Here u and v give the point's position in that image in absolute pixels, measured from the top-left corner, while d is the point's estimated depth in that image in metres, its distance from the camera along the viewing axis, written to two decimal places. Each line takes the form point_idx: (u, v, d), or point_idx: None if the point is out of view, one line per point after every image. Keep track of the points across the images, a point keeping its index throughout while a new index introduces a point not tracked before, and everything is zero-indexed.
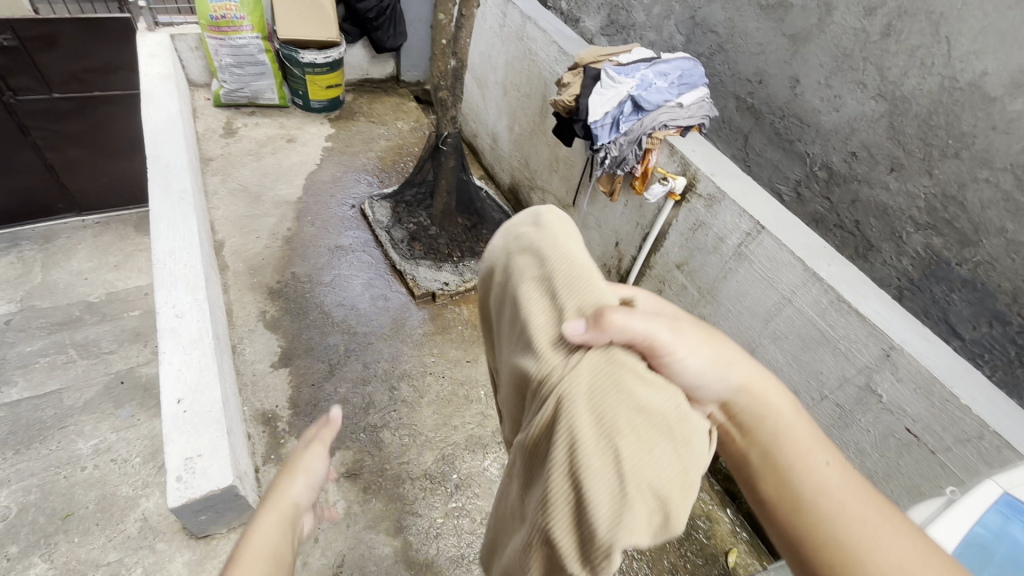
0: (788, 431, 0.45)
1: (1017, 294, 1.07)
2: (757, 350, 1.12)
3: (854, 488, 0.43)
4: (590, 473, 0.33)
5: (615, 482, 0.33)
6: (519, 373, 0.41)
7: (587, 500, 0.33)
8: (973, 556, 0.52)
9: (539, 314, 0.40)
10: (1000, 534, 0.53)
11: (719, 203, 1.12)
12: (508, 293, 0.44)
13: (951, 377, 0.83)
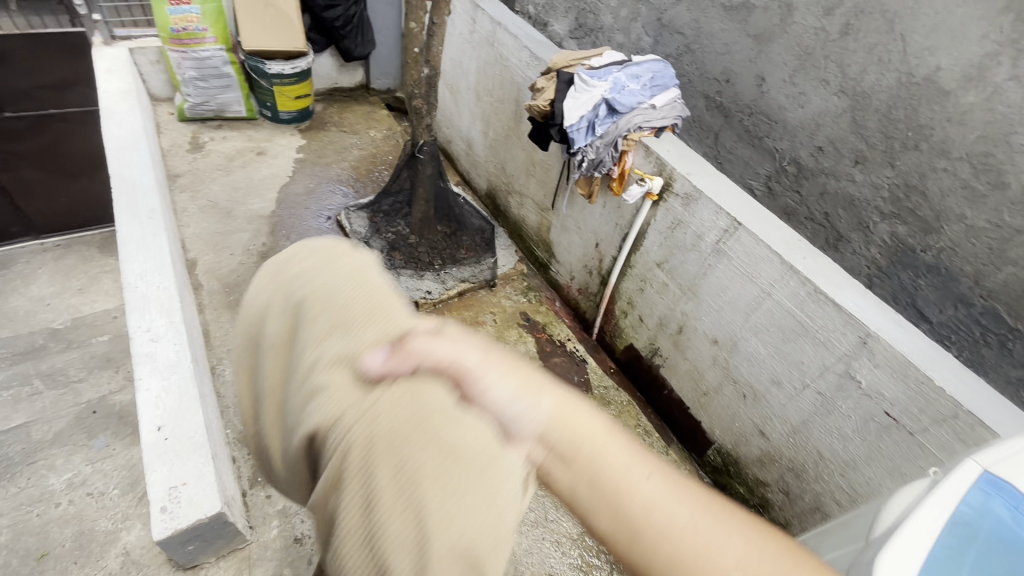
0: (605, 450, 0.41)
1: (978, 277, 1.12)
2: (738, 344, 1.14)
3: (688, 504, 0.39)
4: (401, 519, 0.38)
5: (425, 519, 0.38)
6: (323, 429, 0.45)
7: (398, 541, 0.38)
8: (960, 536, 0.54)
9: (338, 357, 0.47)
10: (983, 511, 0.55)
11: (696, 201, 1.14)
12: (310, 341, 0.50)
13: (925, 360, 0.87)
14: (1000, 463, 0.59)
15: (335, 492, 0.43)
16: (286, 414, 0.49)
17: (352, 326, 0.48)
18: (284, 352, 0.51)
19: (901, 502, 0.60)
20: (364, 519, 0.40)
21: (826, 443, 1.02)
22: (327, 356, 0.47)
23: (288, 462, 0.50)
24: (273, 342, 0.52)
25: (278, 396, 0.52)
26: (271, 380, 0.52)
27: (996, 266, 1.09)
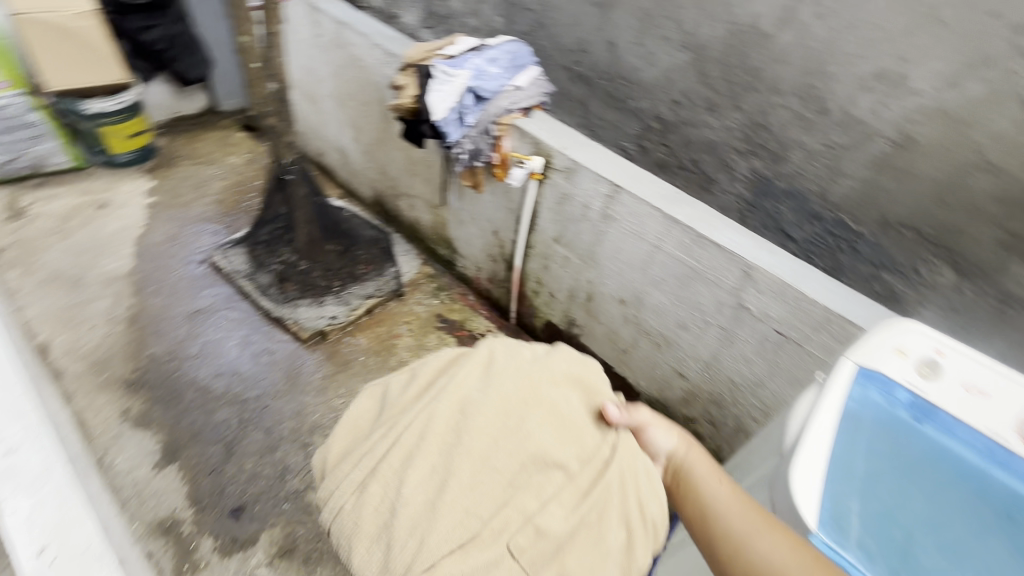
0: (700, 470, 0.62)
1: (823, 193, 1.27)
2: (643, 299, 1.21)
3: (745, 507, 0.55)
4: (625, 527, 0.57)
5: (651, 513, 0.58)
6: (554, 446, 0.61)
7: (633, 533, 0.57)
8: (851, 430, 0.62)
9: (570, 411, 0.64)
10: (863, 402, 0.64)
11: (577, 173, 1.17)
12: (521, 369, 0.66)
13: (797, 278, 0.97)
14: (868, 353, 0.67)
15: (559, 504, 0.58)
16: (500, 433, 0.61)
17: (575, 381, 0.66)
18: (509, 386, 0.64)
19: (797, 411, 0.66)
20: (589, 527, 0.57)
21: (734, 369, 1.12)
22: (560, 404, 0.64)
23: (470, 473, 0.60)
24: (499, 369, 0.66)
25: (480, 416, 0.62)
26: (476, 399, 0.63)
27: (833, 180, 1.24)
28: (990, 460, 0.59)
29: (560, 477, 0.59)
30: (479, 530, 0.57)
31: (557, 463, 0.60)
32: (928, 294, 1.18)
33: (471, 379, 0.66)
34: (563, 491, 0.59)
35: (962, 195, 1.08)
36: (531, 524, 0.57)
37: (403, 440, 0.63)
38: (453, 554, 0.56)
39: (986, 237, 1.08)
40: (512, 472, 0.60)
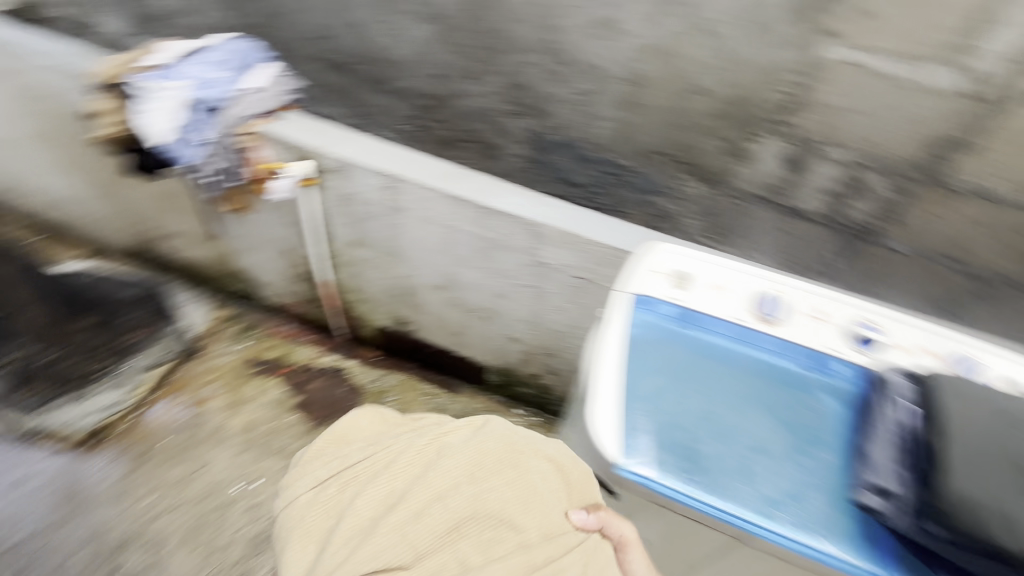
0: None
1: (591, 137, 1.38)
2: (456, 280, 1.20)
3: None
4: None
5: None
6: (521, 505, 0.57)
7: None
8: (632, 356, 0.67)
9: (549, 487, 0.60)
10: (639, 327, 0.70)
11: (348, 171, 1.09)
12: (512, 437, 0.63)
13: (580, 224, 1.02)
14: (634, 282, 0.73)
15: (504, 565, 0.52)
16: (465, 479, 0.58)
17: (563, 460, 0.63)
18: (498, 443, 0.62)
19: (588, 353, 0.70)
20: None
21: (554, 321, 1.18)
22: (535, 478, 0.60)
23: (422, 503, 0.56)
24: (492, 430, 0.63)
25: (455, 461, 0.60)
26: (455, 447, 0.61)
27: (593, 123, 1.35)
28: (740, 342, 0.69)
29: (514, 539, 0.54)
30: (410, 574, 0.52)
31: (515, 525, 0.55)
32: (688, 207, 1.38)
33: (461, 432, 0.63)
34: (513, 556, 0.53)
35: (688, 117, 1.26)
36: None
37: (378, 458, 0.61)
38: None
39: (710, 148, 1.29)
40: (463, 517, 0.55)
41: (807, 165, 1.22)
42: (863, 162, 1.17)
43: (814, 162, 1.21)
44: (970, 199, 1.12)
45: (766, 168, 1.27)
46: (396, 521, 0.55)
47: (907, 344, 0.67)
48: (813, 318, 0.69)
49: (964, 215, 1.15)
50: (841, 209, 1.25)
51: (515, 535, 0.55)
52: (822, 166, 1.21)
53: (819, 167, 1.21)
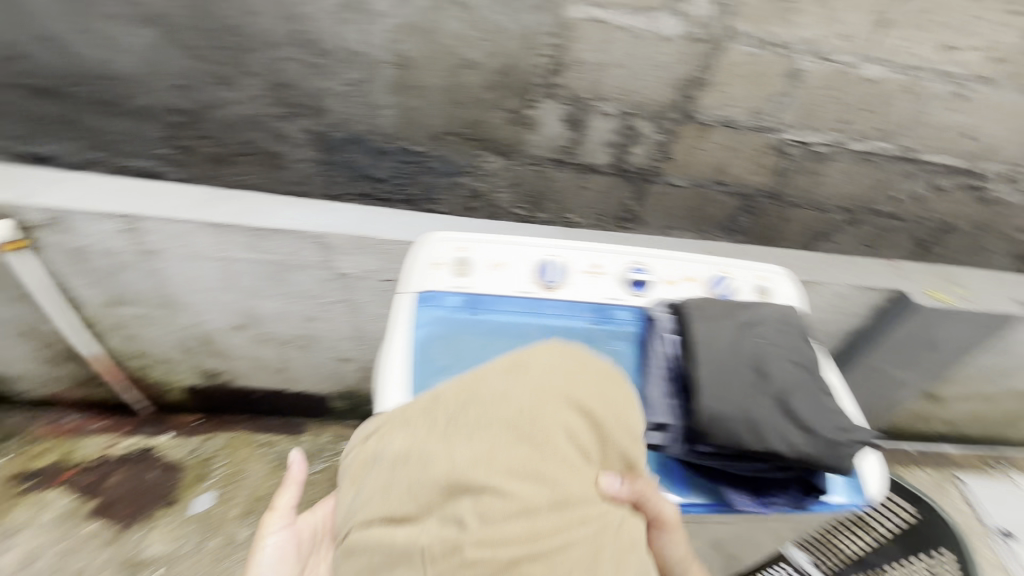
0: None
1: (377, 128, 1.30)
2: (256, 313, 1.06)
3: None
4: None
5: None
6: (528, 469, 0.44)
7: None
8: (422, 358, 0.63)
9: (581, 444, 0.48)
10: (426, 325, 0.66)
11: (68, 221, 0.88)
12: (543, 389, 0.49)
13: (370, 225, 0.94)
14: (414, 278, 0.69)
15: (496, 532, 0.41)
16: (477, 430, 0.46)
17: (599, 413, 0.50)
18: (534, 388, 0.50)
19: (380, 366, 0.65)
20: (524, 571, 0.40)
21: (378, 329, 1.11)
22: (561, 436, 0.47)
23: (432, 451, 0.46)
24: (528, 372, 0.50)
25: (477, 413, 0.49)
26: (480, 393, 0.50)
27: (374, 114, 1.27)
28: (529, 312, 0.69)
29: (510, 503, 0.42)
30: (405, 531, 0.43)
31: (516, 483, 0.43)
32: (494, 180, 1.41)
33: (497, 378, 0.51)
34: (515, 520, 0.41)
35: (465, 92, 1.23)
36: (454, 555, 0.40)
37: (408, 409, 0.53)
38: (371, 551, 0.44)
39: (496, 120, 1.29)
40: (465, 474, 0.43)
41: (585, 121, 1.28)
42: (630, 110, 1.26)
43: (590, 117, 1.27)
44: (719, 128, 1.27)
45: (553, 130, 1.30)
46: (402, 474, 0.46)
47: (671, 278, 0.73)
48: (590, 273, 0.72)
49: (718, 142, 1.30)
50: (623, 157, 1.35)
51: (527, 494, 0.42)
52: (598, 119, 1.28)
53: (595, 121, 1.28)
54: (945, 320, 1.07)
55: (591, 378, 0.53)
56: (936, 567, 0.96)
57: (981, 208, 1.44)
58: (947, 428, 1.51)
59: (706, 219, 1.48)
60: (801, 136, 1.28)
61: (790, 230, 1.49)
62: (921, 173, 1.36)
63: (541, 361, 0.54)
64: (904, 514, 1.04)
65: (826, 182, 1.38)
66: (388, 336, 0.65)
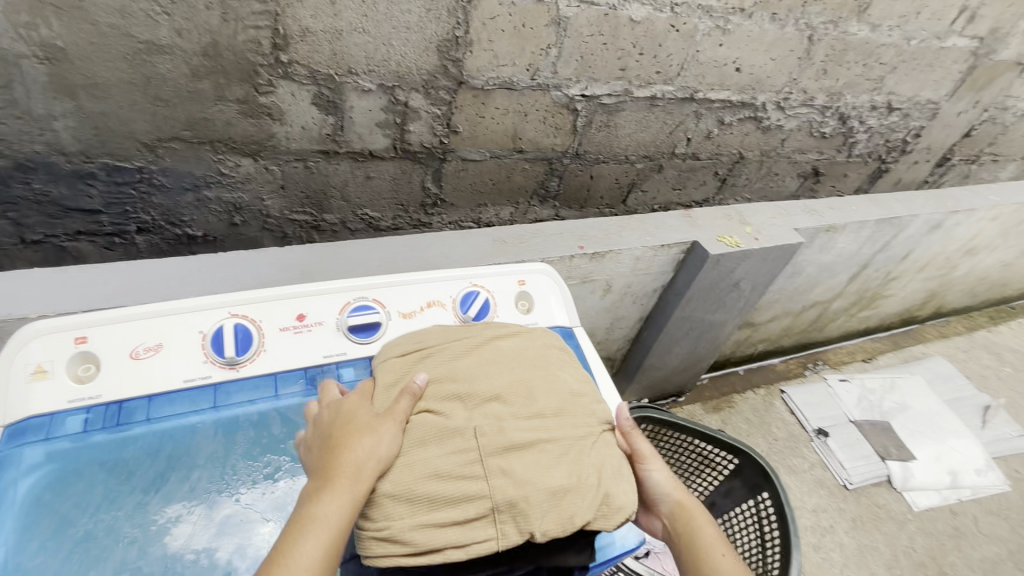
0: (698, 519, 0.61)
1: (56, 146, 0.96)
2: None
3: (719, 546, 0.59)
4: (593, 464, 0.49)
5: (595, 463, 0.49)
6: (532, 383, 0.52)
7: (565, 488, 0.46)
8: (38, 515, 0.44)
9: (581, 389, 0.55)
10: (44, 464, 0.45)
11: None
12: (540, 339, 0.58)
13: (10, 300, 0.66)
14: (12, 400, 0.46)
15: (518, 425, 0.48)
16: (487, 356, 0.53)
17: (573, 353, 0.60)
18: (541, 347, 0.57)
19: None
20: (545, 446, 0.48)
21: None
22: (559, 368, 0.55)
23: (451, 372, 0.51)
24: (524, 329, 0.59)
25: (484, 346, 0.55)
26: (487, 337, 0.56)
27: (43, 128, 0.93)
28: (210, 409, 0.51)
29: (528, 407, 0.50)
30: (451, 423, 0.48)
31: (527, 394, 0.51)
32: (253, 187, 1.14)
33: (512, 338, 0.57)
34: (533, 419, 0.49)
35: (166, 86, 0.94)
36: (496, 435, 0.47)
37: (425, 344, 0.55)
38: (420, 433, 0.47)
39: (226, 115, 1.01)
40: (489, 387, 0.50)
41: (341, 103, 1.06)
42: (393, 82, 1.06)
43: (346, 97, 1.05)
44: (498, 91, 1.14)
45: (305, 118, 1.06)
46: (442, 390, 0.50)
47: (405, 309, 0.59)
48: (291, 329, 0.55)
49: (502, 107, 1.17)
50: (402, 137, 1.16)
51: (543, 404, 0.50)
52: (357, 98, 1.06)
53: (353, 100, 1.06)
54: (737, 263, 1.08)
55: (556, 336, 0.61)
56: (759, 512, 0.94)
57: (765, 137, 1.49)
58: (767, 345, 1.62)
59: (515, 189, 1.36)
60: (585, 88, 1.20)
61: (601, 186, 1.44)
62: (706, 112, 1.36)
63: (538, 331, 0.59)
64: (727, 463, 1.01)
65: (622, 133, 1.32)
66: None
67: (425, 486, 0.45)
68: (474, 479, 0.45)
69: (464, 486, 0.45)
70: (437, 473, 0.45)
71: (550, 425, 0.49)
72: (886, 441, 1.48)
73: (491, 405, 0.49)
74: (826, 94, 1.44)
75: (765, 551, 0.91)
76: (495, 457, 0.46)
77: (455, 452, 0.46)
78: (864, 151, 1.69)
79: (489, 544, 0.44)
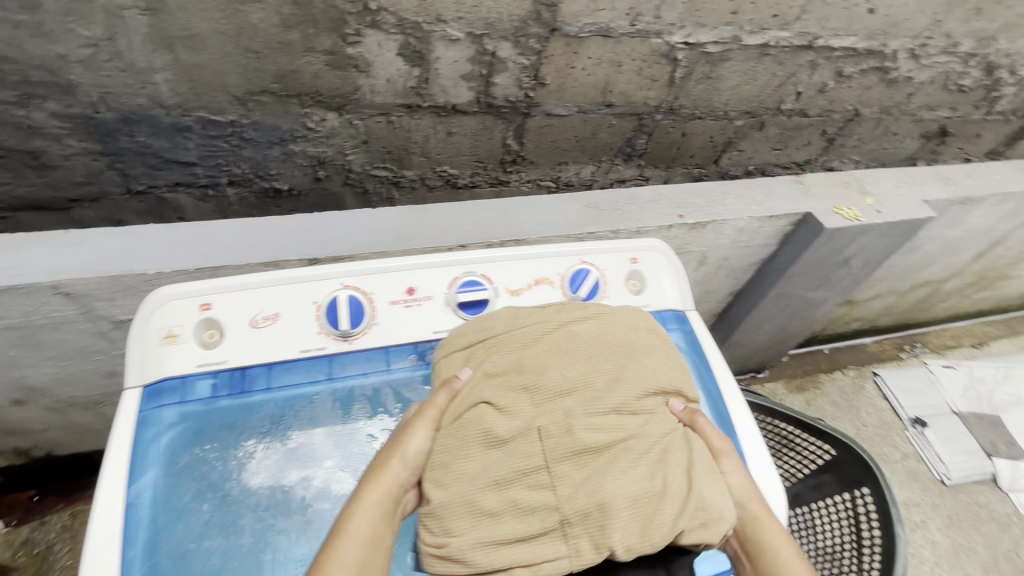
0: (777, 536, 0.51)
1: (157, 99, 0.97)
2: (32, 382, 0.81)
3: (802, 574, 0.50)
4: (680, 464, 0.46)
5: (681, 474, 0.45)
6: (614, 376, 0.49)
7: (646, 500, 0.43)
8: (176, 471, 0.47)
9: (666, 382, 0.51)
10: (178, 423, 0.48)
11: None
12: (623, 323, 0.54)
13: (128, 257, 0.69)
14: (149, 363, 0.49)
15: (591, 427, 0.45)
16: (562, 345, 0.50)
17: (660, 336, 0.55)
18: (623, 331, 0.53)
19: (109, 475, 0.44)
20: (628, 445, 0.45)
21: None
22: (644, 358, 0.51)
23: (522, 364, 0.49)
24: (611, 309, 0.55)
25: (558, 333, 0.51)
26: (563, 323, 0.52)
27: (144, 82, 0.94)
28: (326, 380, 0.52)
29: (610, 404, 0.47)
30: (513, 423, 0.46)
31: (604, 389, 0.48)
32: (337, 141, 1.13)
33: (592, 321, 0.53)
34: (611, 415, 0.46)
35: (258, 37, 0.92)
36: (564, 437, 0.44)
37: (490, 329, 0.53)
38: (479, 430, 0.46)
39: (314, 67, 0.99)
40: (560, 384, 0.47)
41: (427, 53, 1.01)
42: (482, 30, 0.99)
43: (432, 46, 1.00)
44: (593, 39, 1.04)
45: (390, 70, 1.02)
46: (510, 382, 0.48)
47: (513, 286, 0.57)
48: (401, 302, 0.55)
49: (595, 57, 1.08)
50: (486, 90, 1.10)
51: (624, 400, 0.47)
52: (444, 48, 1.01)
53: (440, 50, 1.01)
54: (852, 238, 0.97)
55: (642, 314, 0.56)
56: (856, 509, 0.88)
57: (889, 91, 1.31)
58: (862, 324, 1.49)
59: (599, 146, 1.28)
60: (688, 35, 1.08)
61: (693, 143, 1.33)
62: (824, 62, 1.19)
63: (623, 312, 0.55)
64: (822, 452, 0.95)
65: (724, 86, 1.20)
66: (113, 439, 0.46)
67: (493, 491, 0.44)
68: (540, 488, 0.43)
69: (530, 497, 0.43)
70: (506, 476, 0.44)
71: (628, 423, 0.46)
72: (995, 437, 1.35)
73: (568, 402, 0.46)
74: (974, 39, 1.23)
75: (862, 550, 0.86)
76: (566, 462, 0.44)
77: (520, 457, 0.44)
78: (1007, 108, 1.45)
79: (559, 559, 0.42)
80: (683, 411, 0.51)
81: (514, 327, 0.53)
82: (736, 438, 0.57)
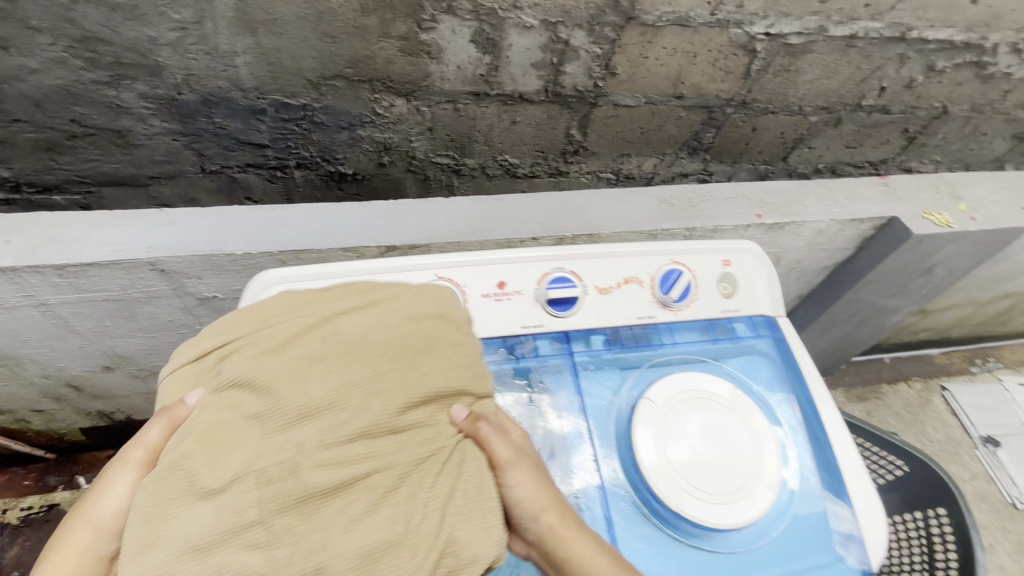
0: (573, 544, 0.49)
1: (236, 82, 1.00)
2: (121, 351, 0.86)
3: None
4: (429, 502, 0.43)
5: (430, 518, 0.42)
6: (365, 395, 0.45)
7: (370, 555, 0.40)
8: None
9: (429, 395, 0.47)
10: None
11: None
12: (398, 321, 0.50)
13: (216, 237, 0.71)
14: None
15: (320, 469, 0.42)
16: (308, 365, 0.47)
17: (446, 323, 0.52)
18: (400, 327, 0.50)
19: None
20: (369, 483, 0.43)
21: None
22: (408, 372, 0.47)
23: (254, 392, 0.46)
24: (432, 293, 0.54)
25: (302, 348, 0.48)
26: (306, 336, 0.49)
27: (225, 65, 0.97)
28: None
29: (346, 432, 0.43)
30: (228, 470, 0.42)
31: (344, 415, 0.44)
32: (403, 128, 1.14)
33: (361, 316, 0.50)
34: (355, 443, 0.44)
35: (336, 21, 0.93)
36: (287, 481, 0.41)
37: (224, 347, 0.50)
38: (180, 478, 0.43)
39: (388, 52, 0.99)
40: (285, 418, 0.44)
41: (500, 40, 0.99)
42: (557, 18, 0.97)
43: (505, 34, 0.99)
44: (670, 28, 1.01)
45: (461, 57, 1.01)
46: (237, 413, 0.45)
47: (602, 284, 0.60)
48: (493, 295, 0.59)
49: (670, 46, 1.04)
50: (556, 78, 1.08)
51: (380, 419, 0.45)
52: (517, 35, 0.99)
53: (512, 38, 0.99)
54: (942, 245, 0.91)
55: (419, 302, 0.52)
56: (929, 529, 0.85)
57: (983, 87, 1.22)
58: (931, 335, 1.42)
59: (664, 139, 1.25)
60: (771, 26, 1.03)
61: (763, 139, 1.28)
62: (915, 55, 1.12)
63: (410, 296, 0.53)
64: (895, 468, 0.91)
65: (802, 80, 1.14)
66: None
67: (197, 555, 0.39)
68: (253, 546, 0.40)
69: (240, 559, 0.39)
70: (219, 534, 0.40)
71: (364, 457, 0.43)
72: None
73: (289, 439, 0.43)
74: None
75: (937, 573, 0.83)
76: (286, 514, 0.41)
77: (226, 512, 0.40)
78: None
79: None
80: (465, 417, 0.48)
81: (264, 334, 0.50)
82: (831, 453, 0.56)
